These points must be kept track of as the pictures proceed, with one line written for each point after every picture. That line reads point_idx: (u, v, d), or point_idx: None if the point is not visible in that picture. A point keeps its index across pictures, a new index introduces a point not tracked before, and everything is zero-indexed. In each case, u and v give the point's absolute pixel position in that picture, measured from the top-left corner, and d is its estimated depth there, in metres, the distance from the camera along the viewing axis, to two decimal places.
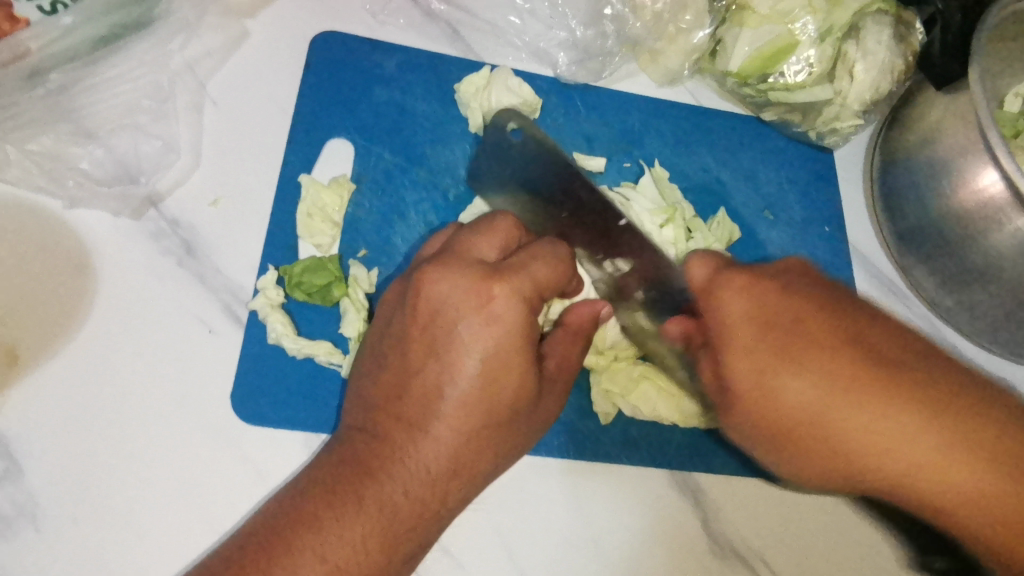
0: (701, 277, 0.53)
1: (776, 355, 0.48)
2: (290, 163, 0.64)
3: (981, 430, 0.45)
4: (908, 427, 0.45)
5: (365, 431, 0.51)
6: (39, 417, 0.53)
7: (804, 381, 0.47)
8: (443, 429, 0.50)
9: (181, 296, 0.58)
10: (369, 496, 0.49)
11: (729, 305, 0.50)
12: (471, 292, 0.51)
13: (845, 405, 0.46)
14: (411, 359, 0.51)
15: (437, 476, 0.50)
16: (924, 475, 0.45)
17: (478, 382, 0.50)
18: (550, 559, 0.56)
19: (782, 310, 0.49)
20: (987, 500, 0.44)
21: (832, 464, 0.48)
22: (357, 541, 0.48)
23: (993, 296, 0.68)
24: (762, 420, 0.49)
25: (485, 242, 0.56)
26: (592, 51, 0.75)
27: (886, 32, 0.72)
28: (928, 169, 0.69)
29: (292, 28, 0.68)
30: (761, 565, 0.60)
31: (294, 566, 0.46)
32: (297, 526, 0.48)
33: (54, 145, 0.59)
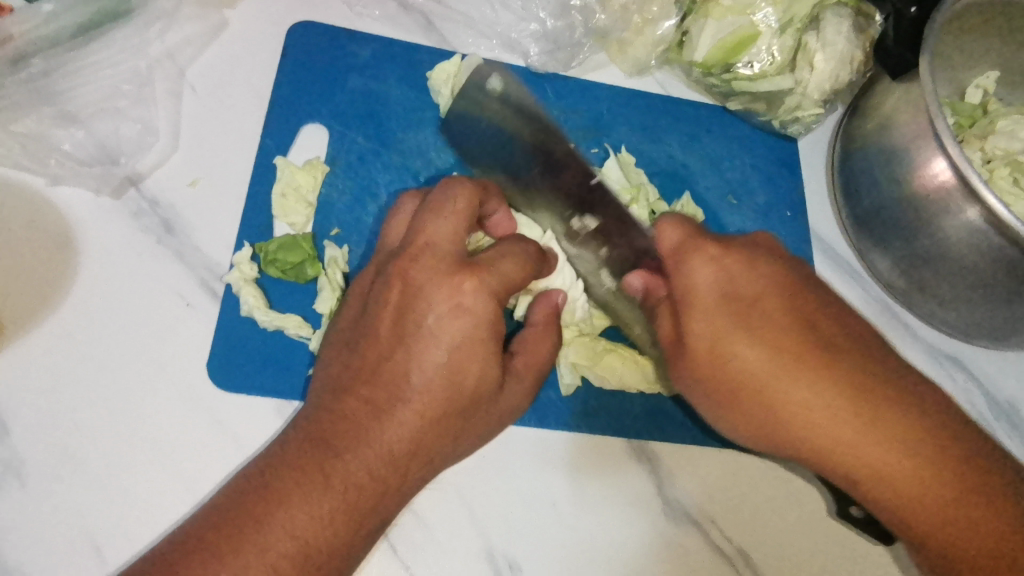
0: (670, 240, 0.57)
1: (733, 322, 0.54)
2: (267, 146, 0.66)
3: (911, 422, 0.50)
4: (842, 406, 0.51)
5: (330, 413, 0.53)
6: (21, 384, 0.56)
7: (753, 350, 0.53)
8: (406, 412, 0.52)
9: (159, 272, 0.61)
10: (336, 474, 0.50)
11: (700, 269, 0.55)
12: (443, 283, 0.54)
13: (789, 377, 0.52)
14: (381, 338, 0.54)
15: (400, 457, 0.52)
16: (850, 450, 0.51)
17: (444, 369, 0.53)
18: (510, 523, 0.59)
19: (744, 285, 0.55)
20: (907, 484, 0.49)
21: (767, 427, 0.54)
22: (323, 517, 0.49)
23: (943, 278, 0.71)
24: (707, 384, 0.55)
25: (446, 225, 0.56)
26: (561, 41, 0.78)
27: (846, 24, 0.75)
28: (883, 156, 0.72)
29: (271, 17, 0.71)
30: (714, 531, 0.62)
31: (264, 539, 0.48)
32: (264, 503, 0.49)
33: (38, 127, 0.62)
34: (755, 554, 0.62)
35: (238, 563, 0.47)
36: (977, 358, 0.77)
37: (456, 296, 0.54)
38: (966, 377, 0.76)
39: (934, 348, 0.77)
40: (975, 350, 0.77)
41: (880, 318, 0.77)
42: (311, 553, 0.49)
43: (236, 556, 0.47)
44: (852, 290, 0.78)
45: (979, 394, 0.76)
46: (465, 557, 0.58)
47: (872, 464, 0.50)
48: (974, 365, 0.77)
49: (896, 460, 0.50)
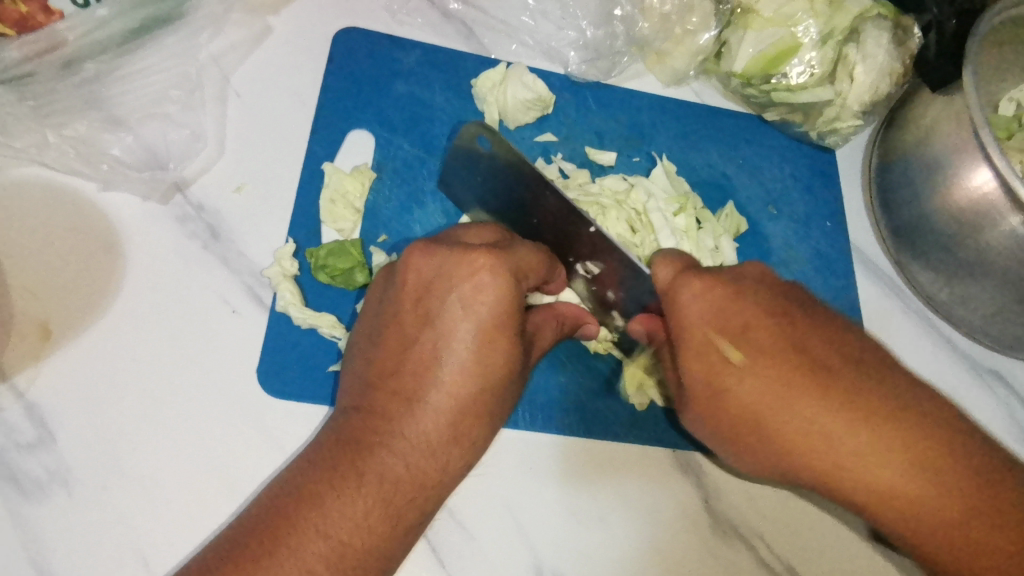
0: (665, 281, 0.54)
1: (727, 360, 0.50)
2: (315, 152, 0.67)
3: (916, 444, 0.48)
4: (837, 434, 0.48)
5: (362, 411, 0.52)
6: (71, 389, 0.55)
7: (747, 383, 0.50)
8: (435, 399, 0.51)
9: (205, 279, 0.61)
10: (369, 471, 0.50)
11: (694, 307, 0.51)
12: (461, 263, 0.53)
13: (790, 410, 0.49)
14: (415, 322, 0.53)
15: (438, 446, 0.51)
16: (851, 473, 0.48)
17: (472, 352, 0.51)
18: (558, 537, 0.58)
19: (735, 315, 0.50)
20: (921, 504, 0.48)
21: (768, 459, 0.51)
22: (360, 517, 0.49)
23: (985, 288, 0.71)
24: (717, 424, 0.53)
25: (472, 232, 0.59)
26: (601, 51, 0.78)
27: (885, 37, 0.75)
28: (925, 166, 0.72)
29: (315, 25, 0.71)
30: (761, 546, 0.62)
31: (298, 547, 0.48)
32: (294, 507, 0.49)
33: (88, 131, 0.62)
34: (804, 572, 0.62)
35: (275, 564, 0.47)
36: (1015, 370, 0.77)
37: (471, 278, 0.52)
38: (1007, 391, 0.76)
39: (975, 361, 0.77)
40: (1014, 363, 0.77)
41: (921, 332, 0.77)
42: (346, 555, 0.49)
43: (274, 556, 0.47)
44: (891, 304, 0.78)
45: (1018, 408, 0.76)
46: (514, 568, 0.57)
47: (880, 488, 0.48)
48: (1013, 379, 0.77)
49: (894, 480, 0.48)
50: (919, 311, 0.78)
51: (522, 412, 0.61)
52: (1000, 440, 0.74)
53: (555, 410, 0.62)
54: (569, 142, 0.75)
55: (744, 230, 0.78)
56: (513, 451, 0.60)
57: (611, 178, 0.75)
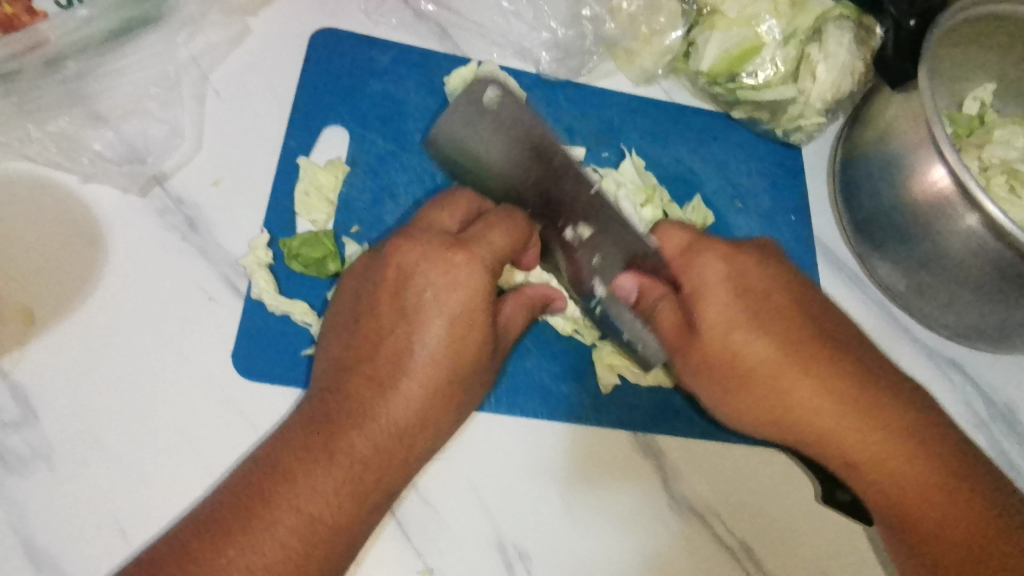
0: (677, 247, 0.63)
1: (748, 317, 0.58)
2: (291, 147, 0.69)
3: (905, 418, 0.57)
4: (836, 397, 0.57)
5: (333, 393, 0.55)
6: (51, 372, 0.58)
7: (763, 340, 0.58)
8: (406, 385, 0.54)
9: (183, 267, 0.63)
10: (340, 452, 0.52)
11: (712, 269, 0.60)
12: (438, 257, 0.56)
13: (802, 366, 0.58)
14: (390, 311, 0.56)
15: (408, 429, 0.54)
16: (843, 429, 0.57)
17: (443, 342, 0.54)
18: (520, 514, 0.61)
19: (756, 283, 0.60)
20: (905, 469, 0.56)
21: (767, 409, 0.59)
22: (330, 494, 0.51)
23: (939, 279, 0.73)
24: (724, 374, 0.59)
25: (445, 216, 0.61)
26: (572, 50, 0.80)
27: (847, 37, 0.77)
28: (884, 161, 0.74)
29: (293, 25, 0.74)
30: (718, 524, 0.64)
31: (272, 521, 0.50)
32: (268, 485, 0.52)
33: (69, 127, 0.65)
34: (757, 548, 0.64)
35: (252, 535, 0.49)
36: (973, 360, 0.79)
37: (449, 267, 0.55)
38: (964, 380, 0.78)
39: (933, 351, 0.79)
40: (973, 353, 0.79)
41: (880, 323, 0.79)
42: (318, 530, 0.51)
43: (250, 530, 0.50)
44: (852, 295, 0.80)
45: (975, 396, 0.78)
46: (477, 544, 0.59)
47: (869, 448, 0.57)
48: (970, 368, 0.79)
49: (880, 443, 0.57)
50: (879, 302, 0.80)
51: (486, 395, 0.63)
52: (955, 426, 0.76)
53: (520, 394, 0.64)
54: None
55: (711, 223, 0.81)
56: (476, 432, 0.62)
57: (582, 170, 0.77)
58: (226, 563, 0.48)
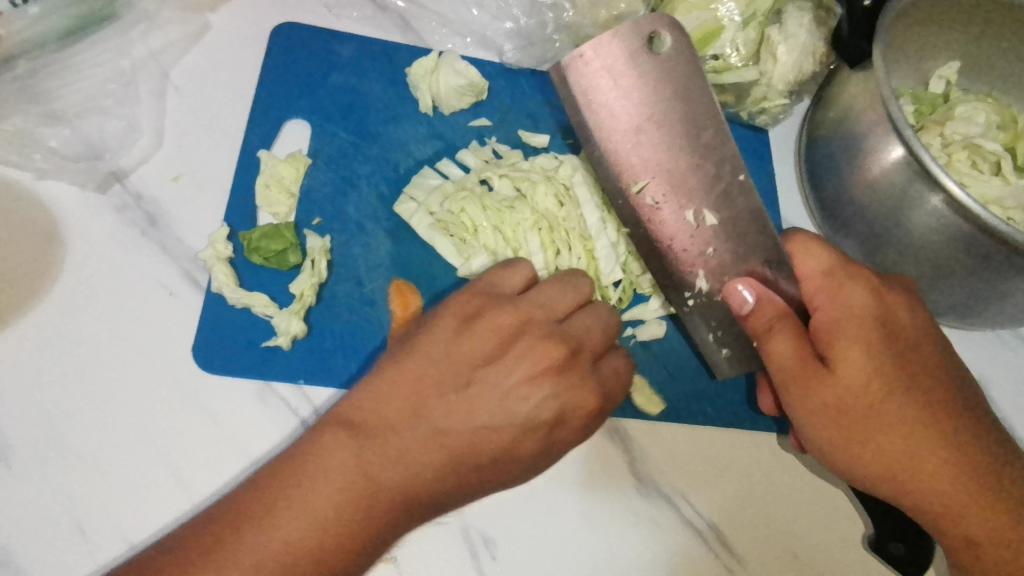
0: (815, 269, 0.59)
1: (892, 358, 0.56)
2: (250, 140, 0.69)
3: (987, 461, 0.55)
4: (928, 436, 0.55)
5: (327, 439, 0.52)
6: (8, 370, 0.58)
7: (892, 381, 0.55)
8: (458, 444, 0.53)
9: (142, 263, 0.63)
10: (312, 502, 0.49)
11: (861, 299, 0.57)
12: (540, 350, 0.57)
13: (894, 406, 0.55)
14: (479, 355, 0.56)
15: (436, 485, 0.53)
16: (931, 475, 0.55)
17: (521, 424, 0.55)
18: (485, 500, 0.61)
19: (902, 326, 0.58)
20: (987, 516, 0.54)
21: (854, 451, 0.56)
22: (273, 553, 0.48)
23: (903, 255, 0.73)
24: (822, 408, 0.55)
25: (557, 293, 0.61)
26: (533, 38, 0.79)
27: (806, 17, 0.77)
28: (844, 142, 0.74)
29: (254, 20, 0.74)
30: (684, 505, 0.64)
31: (246, 541, 0.48)
32: (266, 503, 0.49)
33: (25, 125, 0.65)
34: (725, 528, 0.64)
35: None
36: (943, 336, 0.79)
37: (538, 343, 0.57)
38: None
39: None
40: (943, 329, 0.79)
41: None
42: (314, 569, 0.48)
43: (238, 544, 0.48)
44: None
45: None
46: (442, 532, 0.59)
47: (954, 495, 0.55)
48: None
49: (959, 487, 0.54)
50: None
51: None
52: None
53: None
54: (501, 126, 0.77)
55: None
56: None
57: (542, 157, 0.75)
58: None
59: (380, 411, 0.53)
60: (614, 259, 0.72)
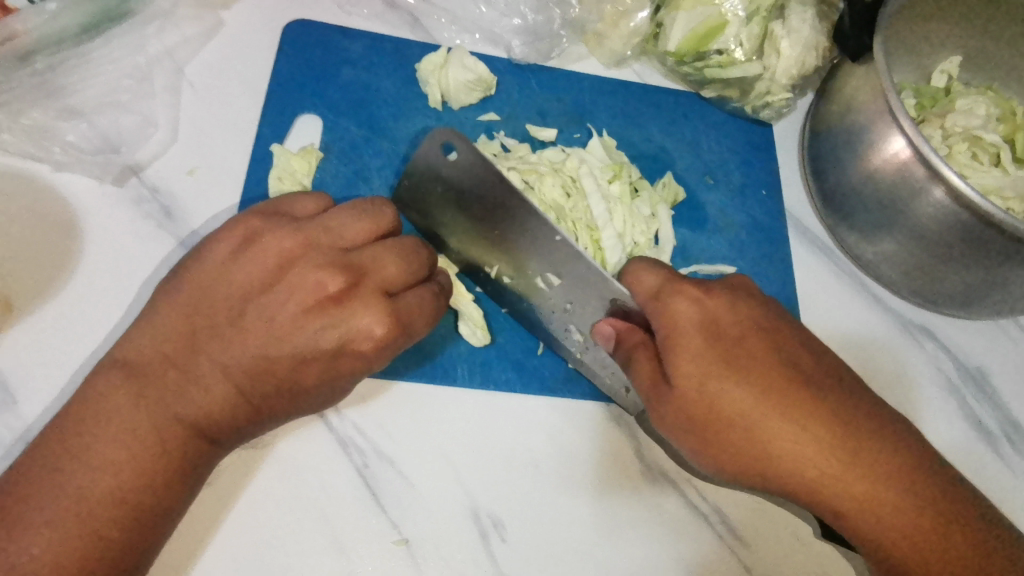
0: (650, 287, 0.58)
1: (723, 363, 0.55)
2: (263, 134, 0.70)
3: (878, 454, 0.56)
4: (817, 439, 0.55)
5: (123, 381, 0.52)
6: (29, 358, 0.59)
7: (740, 387, 0.55)
8: (230, 375, 0.54)
9: (158, 254, 0.64)
10: (133, 438, 0.51)
11: (683, 310, 0.56)
12: (320, 276, 0.56)
13: (775, 414, 0.55)
14: (256, 282, 0.56)
15: (211, 416, 0.53)
16: (823, 479, 0.55)
17: (291, 354, 0.54)
18: (493, 486, 0.62)
19: (727, 326, 0.57)
20: (886, 510, 0.55)
21: (743, 466, 0.56)
22: (104, 489, 0.50)
23: (904, 246, 0.74)
24: (696, 423, 0.56)
25: (356, 227, 0.59)
26: (542, 34, 0.82)
27: (809, 13, 0.79)
28: (846, 135, 0.75)
29: (267, 17, 0.76)
30: (691, 491, 0.65)
31: (81, 483, 0.49)
32: (67, 450, 0.50)
33: (43, 119, 0.66)
34: (733, 514, 0.65)
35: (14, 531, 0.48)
36: (944, 326, 0.80)
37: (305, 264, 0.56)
38: (935, 346, 0.79)
39: (905, 319, 0.80)
40: (944, 319, 0.80)
41: (851, 293, 0.80)
42: (124, 510, 0.50)
43: (33, 507, 0.48)
44: (823, 266, 0.81)
45: (947, 361, 0.79)
46: (451, 515, 0.60)
47: (851, 492, 0.55)
48: (943, 335, 0.80)
49: (853, 483, 0.55)
50: (850, 273, 0.81)
51: (460, 370, 0.65)
52: (927, 391, 0.77)
53: (494, 369, 0.66)
54: (510, 121, 0.79)
55: (683, 199, 0.81)
56: (445, 405, 0.63)
57: (549, 150, 0.78)
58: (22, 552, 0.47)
59: (133, 347, 0.54)
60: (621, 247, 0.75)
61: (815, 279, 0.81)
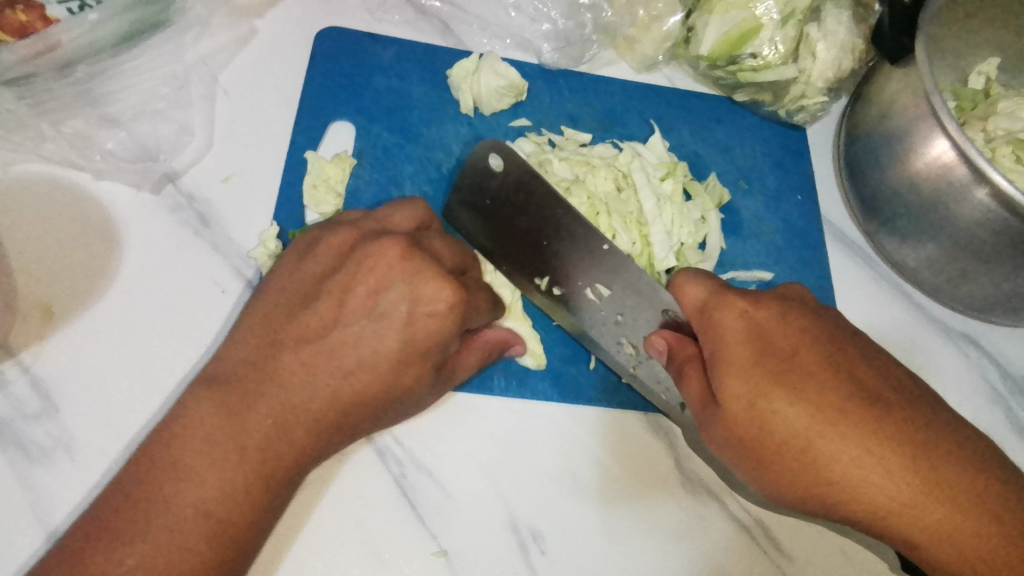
0: (697, 300, 0.58)
1: (775, 381, 0.55)
2: (298, 141, 0.70)
3: (942, 470, 0.54)
4: (879, 460, 0.53)
5: (202, 399, 0.54)
6: (70, 366, 0.59)
7: (794, 407, 0.54)
8: (336, 381, 0.55)
9: (196, 260, 0.65)
10: (213, 458, 0.52)
11: (731, 325, 0.56)
12: (411, 275, 0.56)
13: (834, 435, 0.54)
14: (367, 289, 0.57)
15: (316, 421, 0.54)
16: (887, 501, 0.54)
17: (394, 356, 0.55)
18: (532, 499, 0.61)
19: (779, 341, 0.57)
20: (952, 531, 0.53)
21: (801, 487, 0.55)
22: (197, 505, 0.51)
23: (948, 251, 0.72)
24: (748, 444, 0.55)
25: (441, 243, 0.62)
26: (573, 39, 0.81)
27: (845, 15, 0.78)
28: (887, 138, 0.74)
29: (299, 25, 0.76)
30: (732, 502, 0.64)
31: (165, 513, 0.50)
32: (162, 470, 0.51)
33: (84, 127, 0.66)
34: (775, 527, 0.64)
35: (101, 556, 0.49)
36: (987, 332, 0.78)
37: (410, 264, 0.56)
38: (979, 353, 0.77)
39: (948, 326, 0.78)
40: (988, 326, 0.79)
41: (891, 299, 0.79)
42: (211, 522, 0.51)
43: (145, 517, 0.50)
44: (861, 271, 0.80)
45: (991, 368, 0.77)
46: (489, 527, 0.60)
47: (919, 516, 0.54)
48: (987, 342, 0.78)
49: (918, 503, 0.53)
50: (889, 279, 0.80)
51: (496, 378, 0.64)
52: (972, 399, 0.75)
53: (529, 376, 0.65)
54: (543, 126, 0.79)
55: (728, 201, 0.80)
56: (480, 415, 0.63)
57: (600, 146, 0.79)
58: (121, 554, 0.49)
59: (240, 354, 0.56)
60: (668, 247, 0.75)
61: (854, 286, 0.80)
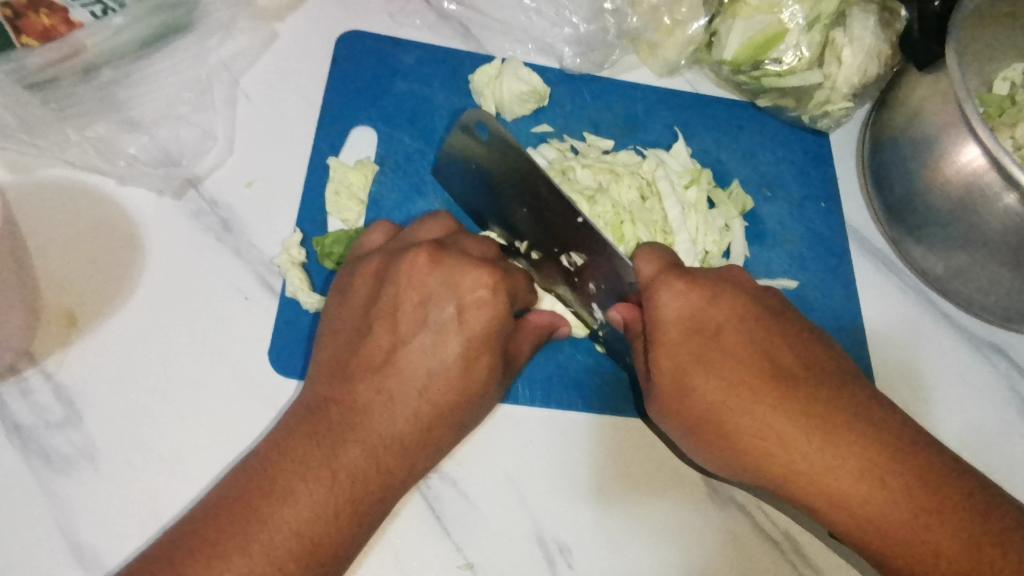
0: (641, 276, 0.58)
1: (695, 357, 0.56)
2: (320, 147, 0.70)
3: (859, 445, 0.53)
4: (794, 433, 0.54)
5: (294, 433, 0.52)
6: (93, 373, 0.59)
7: (709, 380, 0.55)
8: (412, 400, 0.54)
9: (218, 267, 0.64)
10: (298, 481, 0.50)
11: (671, 307, 0.56)
12: (458, 277, 0.56)
13: (746, 407, 0.55)
14: (419, 298, 0.56)
15: (398, 443, 0.53)
16: (810, 476, 0.53)
17: (460, 361, 0.55)
18: (559, 509, 0.60)
19: (709, 320, 0.57)
20: (874, 509, 0.52)
21: (725, 457, 0.56)
22: (291, 531, 0.48)
23: (977, 260, 0.71)
24: (678, 416, 0.57)
25: (474, 243, 0.61)
26: (595, 44, 0.81)
27: (872, 19, 0.77)
28: (914, 145, 0.72)
29: (321, 29, 0.75)
30: (760, 515, 0.63)
31: (266, 540, 0.48)
32: (250, 505, 0.49)
33: (107, 132, 0.66)
34: (804, 541, 0.63)
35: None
36: (1014, 343, 0.77)
37: (439, 268, 0.57)
38: (1008, 364, 0.76)
39: (976, 336, 0.77)
40: (1016, 336, 0.77)
41: (918, 308, 0.78)
42: (301, 543, 0.48)
43: (245, 542, 0.47)
44: (887, 280, 0.79)
45: (1019, 379, 0.76)
46: (515, 539, 0.59)
47: (833, 490, 0.53)
48: (1015, 352, 0.77)
49: (840, 479, 0.53)
50: (916, 288, 0.79)
51: (521, 388, 0.64)
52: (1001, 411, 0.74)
53: (555, 386, 0.65)
54: (566, 131, 0.78)
55: (751, 208, 0.79)
56: (504, 425, 0.62)
57: (624, 152, 0.78)
58: None
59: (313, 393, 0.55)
60: (695, 254, 0.75)
61: (880, 296, 0.78)
